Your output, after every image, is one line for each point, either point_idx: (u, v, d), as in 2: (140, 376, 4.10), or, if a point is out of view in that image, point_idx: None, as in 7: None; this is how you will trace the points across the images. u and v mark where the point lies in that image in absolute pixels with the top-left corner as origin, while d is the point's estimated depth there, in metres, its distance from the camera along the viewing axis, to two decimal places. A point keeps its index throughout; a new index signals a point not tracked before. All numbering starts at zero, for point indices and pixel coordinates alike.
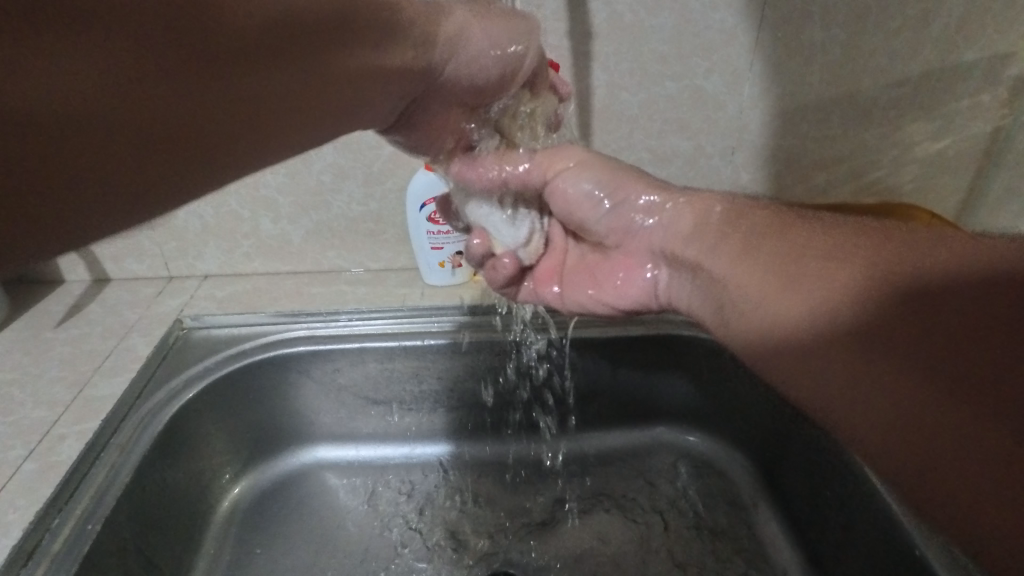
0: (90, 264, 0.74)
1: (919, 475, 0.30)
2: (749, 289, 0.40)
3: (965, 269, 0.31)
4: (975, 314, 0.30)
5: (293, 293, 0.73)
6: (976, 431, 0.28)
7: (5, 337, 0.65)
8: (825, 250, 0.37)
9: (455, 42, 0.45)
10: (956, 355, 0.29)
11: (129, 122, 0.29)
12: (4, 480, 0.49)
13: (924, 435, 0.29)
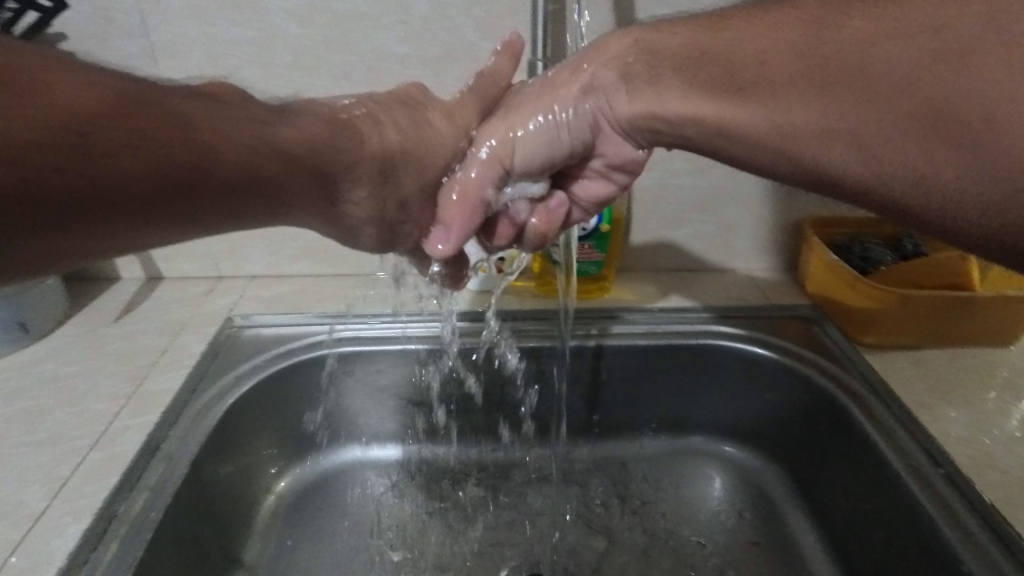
0: (144, 263, 0.77)
1: (931, 208, 0.34)
2: (713, 111, 0.41)
3: (894, 41, 0.33)
4: (924, 72, 0.32)
5: (338, 295, 0.75)
6: (967, 158, 0.32)
7: (65, 331, 0.68)
8: (760, 52, 0.38)
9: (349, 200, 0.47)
10: (922, 110, 0.32)
11: (105, 232, 0.33)
12: (72, 469, 0.52)
13: (927, 175, 0.33)
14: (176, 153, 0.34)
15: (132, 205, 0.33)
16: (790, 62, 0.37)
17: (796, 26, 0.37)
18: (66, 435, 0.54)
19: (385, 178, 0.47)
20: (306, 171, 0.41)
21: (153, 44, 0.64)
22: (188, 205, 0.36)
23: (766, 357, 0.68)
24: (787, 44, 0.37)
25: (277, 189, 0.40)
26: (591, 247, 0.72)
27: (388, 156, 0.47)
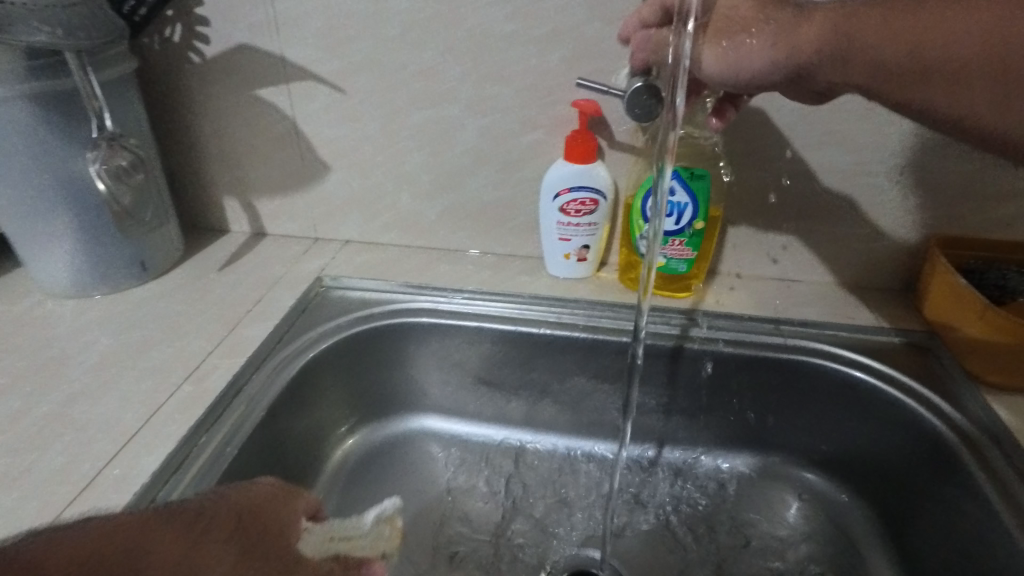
0: (252, 218, 0.82)
1: (993, 141, 0.44)
2: (861, 33, 0.45)
3: (955, 110, 0.44)
4: (1005, 50, 0.41)
5: (422, 267, 0.76)
6: (995, 114, 0.43)
7: (179, 275, 0.74)
8: (875, 28, 0.45)
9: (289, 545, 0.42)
10: (1002, 83, 0.42)
11: None
12: (166, 397, 0.56)
13: (971, 123, 0.44)
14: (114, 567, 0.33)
15: None
16: (938, 35, 0.43)
17: (914, 28, 0.43)
18: (167, 367, 0.59)
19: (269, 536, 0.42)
20: (211, 556, 0.37)
21: (278, 12, 0.67)
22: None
23: (864, 382, 0.62)
24: (927, 12, 0.43)
25: (168, 538, 0.36)
26: (683, 245, 0.67)
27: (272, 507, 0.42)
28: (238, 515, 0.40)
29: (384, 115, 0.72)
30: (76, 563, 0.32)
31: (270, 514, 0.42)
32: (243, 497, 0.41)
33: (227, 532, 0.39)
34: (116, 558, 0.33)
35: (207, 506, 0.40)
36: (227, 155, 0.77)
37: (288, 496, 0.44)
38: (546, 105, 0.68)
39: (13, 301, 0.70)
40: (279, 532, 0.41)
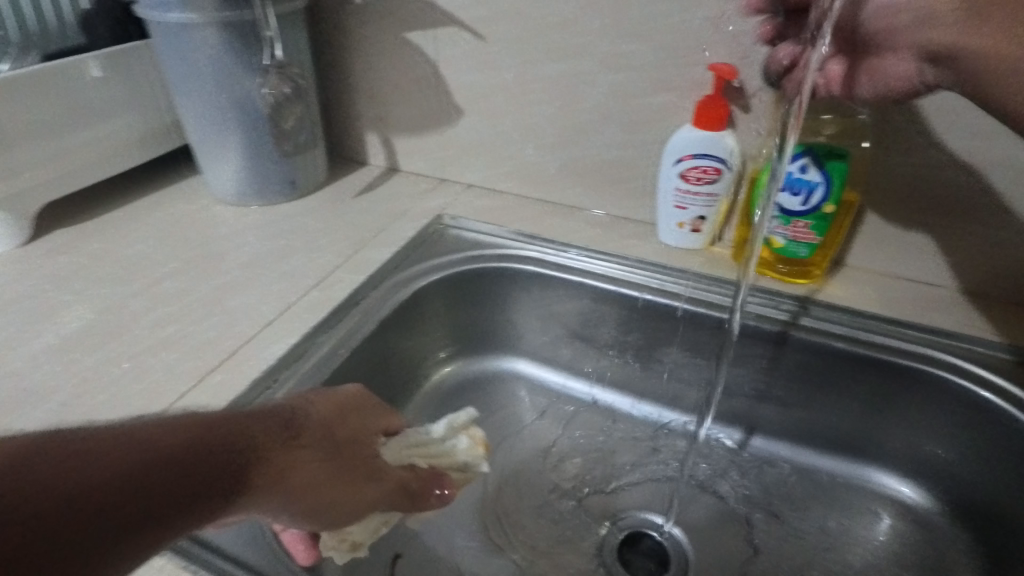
0: (389, 154, 0.88)
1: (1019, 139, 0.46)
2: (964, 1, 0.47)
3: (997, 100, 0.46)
4: None
5: (535, 218, 0.79)
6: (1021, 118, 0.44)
7: (322, 197, 0.83)
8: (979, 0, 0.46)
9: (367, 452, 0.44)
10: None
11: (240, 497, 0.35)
12: (297, 298, 0.64)
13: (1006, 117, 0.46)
14: (215, 449, 0.34)
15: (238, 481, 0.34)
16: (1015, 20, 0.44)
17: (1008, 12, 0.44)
18: (301, 273, 0.67)
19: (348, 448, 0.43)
20: (308, 448, 0.39)
21: None
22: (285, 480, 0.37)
23: (991, 404, 0.56)
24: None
25: (267, 435, 0.37)
26: (807, 228, 0.64)
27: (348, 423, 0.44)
28: (327, 421, 0.42)
29: (520, 65, 0.74)
30: (188, 439, 0.33)
31: (355, 421, 0.44)
32: (331, 402, 0.43)
33: (323, 433, 0.40)
34: (224, 441, 0.35)
35: (290, 413, 0.40)
36: (374, 92, 0.84)
37: (371, 404, 0.46)
38: (683, 67, 0.66)
39: (189, 202, 0.82)
40: (364, 439, 0.43)
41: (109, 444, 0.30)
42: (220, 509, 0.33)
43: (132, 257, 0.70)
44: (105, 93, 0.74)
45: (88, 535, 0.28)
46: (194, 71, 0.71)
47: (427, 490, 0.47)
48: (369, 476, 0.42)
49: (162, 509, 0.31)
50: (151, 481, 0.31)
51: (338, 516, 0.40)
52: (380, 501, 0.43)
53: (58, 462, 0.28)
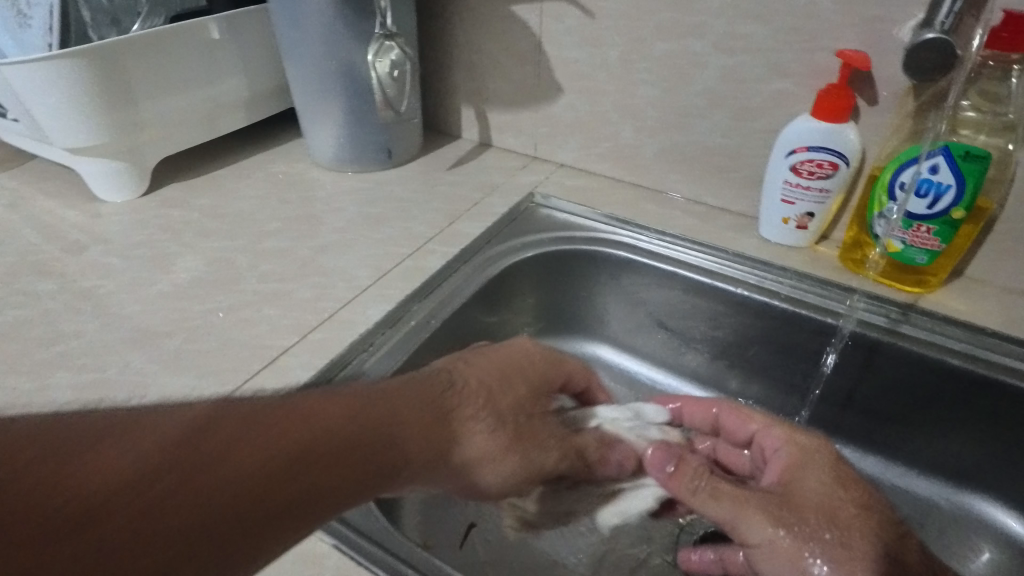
0: (481, 128, 0.88)
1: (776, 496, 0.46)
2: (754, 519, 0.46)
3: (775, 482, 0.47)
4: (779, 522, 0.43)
5: (628, 203, 0.77)
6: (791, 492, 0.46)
7: (415, 168, 0.84)
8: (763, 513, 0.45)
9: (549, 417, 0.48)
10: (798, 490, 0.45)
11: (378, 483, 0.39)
12: (391, 265, 0.65)
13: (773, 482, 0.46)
14: (378, 422, 0.39)
15: (374, 469, 0.38)
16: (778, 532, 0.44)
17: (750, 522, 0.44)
18: (395, 241, 0.69)
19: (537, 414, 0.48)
20: (468, 416, 0.43)
21: None
22: (421, 464, 0.40)
23: None
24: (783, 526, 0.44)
25: (412, 420, 0.40)
26: (930, 234, 0.59)
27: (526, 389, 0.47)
28: (486, 391, 0.45)
29: (626, 44, 0.71)
30: (356, 413, 0.39)
31: (517, 387, 0.47)
32: (490, 365, 0.47)
33: (484, 400, 0.44)
34: (366, 438, 0.38)
35: (454, 381, 0.44)
36: (473, 66, 0.83)
37: (529, 364, 0.49)
38: (804, 52, 0.63)
39: (289, 164, 0.84)
40: (523, 401, 0.47)
41: (257, 435, 0.34)
42: (384, 476, 0.39)
43: (237, 214, 0.73)
44: (218, 53, 0.76)
45: (239, 529, 0.32)
46: (307, 37, 0.73)
47: (604, 458, 0.53)
48: (530, 439, 0.46)
49: (304, 500, 0.35)
50: (327, 454, 0.36)
51: (499, 481, 0.44)
52: (544, 465, 0.46)
53: (210, 450, 0.33)
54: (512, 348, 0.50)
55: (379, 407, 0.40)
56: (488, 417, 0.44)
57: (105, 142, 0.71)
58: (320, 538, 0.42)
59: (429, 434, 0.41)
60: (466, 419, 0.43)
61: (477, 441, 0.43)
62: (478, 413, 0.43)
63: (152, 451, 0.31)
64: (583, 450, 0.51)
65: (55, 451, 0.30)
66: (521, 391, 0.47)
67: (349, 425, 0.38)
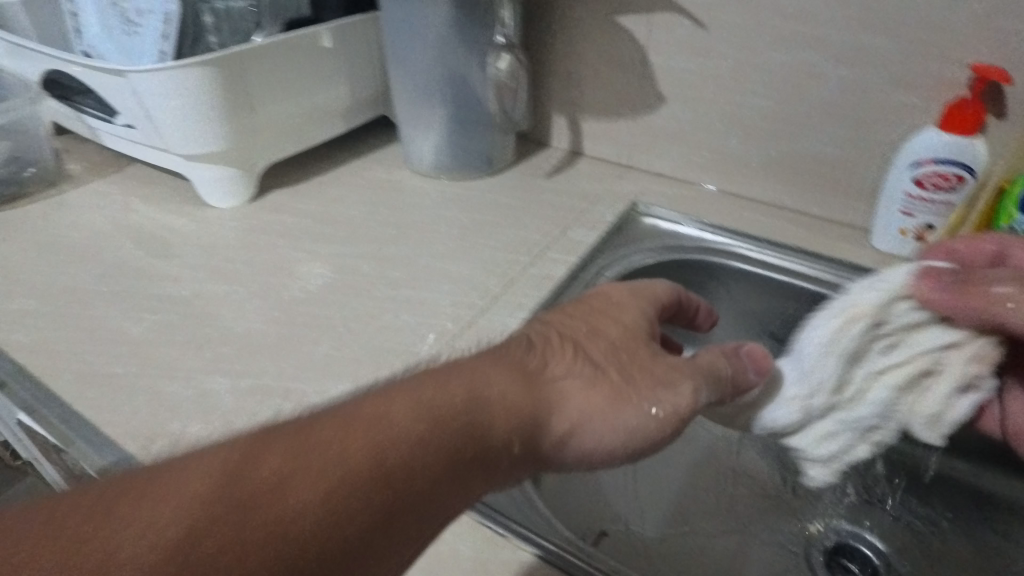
0: (573, 136, 0.89)
1: None
2: None
3: None
4: None
5: (732, 213, 0.78)
6: None
7: (513, 175, 0.85)
8: None
9: (655, 344, 0.45)
10: None
11: (429, 505, 0.34)
12: (516, 272, 0.66)
13: None
14: (464, 391, 0.37)
15: (418, 488, 0.33)
16: None
17: None
18: (513, 249, 0.69)
19: (642, 340, 0.45)
20: (559, 372, 0.41)
21: None
22: (472, 471, 0.36)
23: None
24: None
25: (450, 426, 0.35)
26: None
27: (613, 325, 0.45)
28: (556, 344, 0.43)
29: (738, 56, 0.72)
30: (381, 427, 0.34)
31: (597, 325, 0.45)
32: (575, 317, 0.46)
33: (572, 352, 0.42)
34: (399, 455, 0.33)
35: (522, 343, 0.43)
36: (571, 75, 0.84)
37: (617, 302, 0.47)
38: (931, 65, 0.63)
39: (388, 171, 0.85)
40: (620, 343, 0.44)
41: (268, 480, 0.31)
42: (492, 453, 0.37)
43: (350, 220, 0.74)
44: (327, 61, 0.77)
45: None
46: (421, 46, 0.75)
47: (740, 373, 0.47)
48: (643, 376, 0.42)
49: (336, 546, 0.30)
50: (423, 423, 0.35)
51: (628, 429, 0.40)
52: (677, 400, 0.42)
53: (214, 514, 0.29)
54: (592, 293, 0.48)
55: (408, 411, 0.35)
56: (563, 375, 0.41)
57: (225, 148, 0.72)
58: (503, 537, 0.44)
59: (476, 434, 0.36)
60: (535, 384, 0.40)
61: (555, 405, 0.40)
62: (542, 380, 0.41)
63: (149, 532, 0.28)
64: (716, 372, 0.45)
65: (46, 549, 0.27)
66: (606, 324, 0.45)
67: (376, 442, 0.33)
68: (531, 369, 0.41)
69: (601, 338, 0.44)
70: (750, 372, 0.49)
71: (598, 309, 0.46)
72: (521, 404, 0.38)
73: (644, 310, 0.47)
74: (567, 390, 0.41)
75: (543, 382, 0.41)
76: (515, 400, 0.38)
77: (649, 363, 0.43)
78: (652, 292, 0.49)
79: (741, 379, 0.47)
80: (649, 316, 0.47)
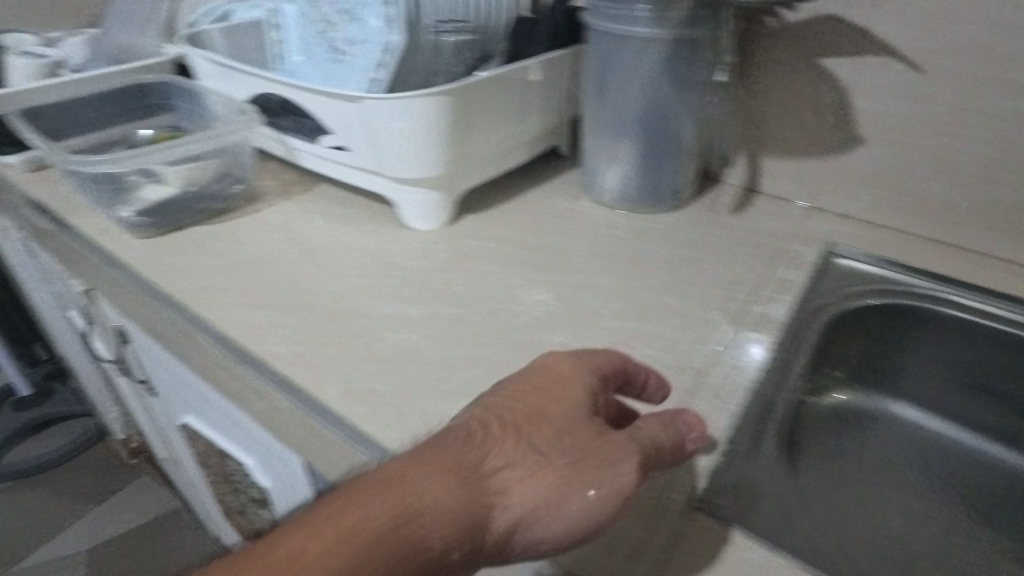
0: (752, 175, 0.89)
1: None
2: None
3: None
4: None
5: (935, 259, 0.76)
6: None
7: (696, 211, 0.85)
8: None
9: (609, 433, 0.42)
10: None
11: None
12: (737, 310, 0.65)
13: None
14: (397, 504, 0.37)
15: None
16: None
17: None
18: (726, 285, 0.69)
19: (598, 430, 0.42)
20: (498, 459, 0.41)
21: None
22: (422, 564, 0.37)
23: None
24: None
25: (394, 521, 0.37)
26: None
27: (548, 409, 0.43)
28: (519, 428, 0.42)
29: (954, 102, 0.71)
30: (346, 537, 0.36)
31: (549, 405, 0.43)
32: (523, 399, 0.44)
33: (505, 438, 0.41)
34: (359, 548, 0.35)
35: (452, 430, 0.42)
36: (758, 114, 0.85)
37: (558, 376, 0.45)
38: None
39: (569, 201, 0.87)
40: (562, 427, 0.42)
41: None
42: (433, 562, 0.37)
43: (550, 249, 0.76)
44: (531, 92, 0.79)
45: None
46: (624, 81, 0.76)
47: (678, 444, 0.44)
48: (586, 463, 0.40)
49: None
50: (356, 550, 0.35)
51: (578, 514, 0.39)
52: (618, 483, 0.40)
53: None
54: (534, 367, 0.47)
55: (367, 510, 0.37)
56: (517, 463, 0.40)
57: (439, 175, 0.74)
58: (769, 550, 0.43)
59: (438, 520, 0.37)
60: (484, 479, 0.40)
61: (500, 505, 0.39)
62: (503, 477, 0.40)
63: None
64: (659, 445, 0.43)
65: None
66: (536, 393, 0.45)
67: (342, 539, 0.36)
68: (487, 454, 0.41)
69: (540, 408, 0.43)
70: (684, 438, 0.45)
71: (501, 401, 0.44)
72: (468, 478, 0.39)
73: (578, 391, 0.44)
74: (530, 492, 0.39)
75: (506, 457, 0.41)
76: (475, 495, 0.39)
77: (587, 446, 0.41)
78: (608, 359, 0.48)
79: (688, 443, 0.44)
80: (583, 388, 0.45)
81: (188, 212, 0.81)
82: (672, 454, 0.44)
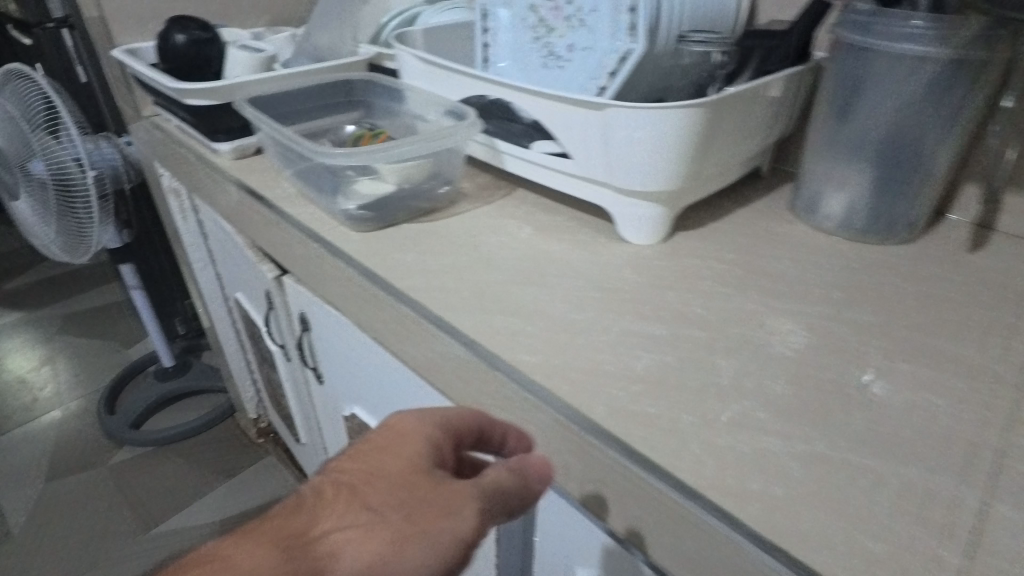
0: (990, 213, 0.81)
1: None
2: None
3: None
4: None
5: None
6: None
7: (930, 247, 0.78)
8: None
9: (439, 465, 0.47)
10: None
11: None
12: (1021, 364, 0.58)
13: None
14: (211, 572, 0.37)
15: None
16: None
17: None
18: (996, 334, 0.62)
19: (438, 464, 0.47)
20: (326, 529, 0.41)
21: None
22: None
23: None
24: None
25: (221, 564, 0.38)
26: None
27: (387, 450, 0.47)
28: (360, 479, 0.44)
29: None
30: None
31: (400, 453, 0.46)
32: (360, 467, 0.46)
33: (343, 501, 0.42)
34: None
35: (297, 497, 0.44)
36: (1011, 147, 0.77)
37: (403, 434, 0.47)
38: None
39: (783, 225, 0.82)
40: (403, 481, 0.44)
41: None
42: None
43: (784, 276, 0.71)
44: (766, 109, 0.76)
45: None
46: (872, 101, 0.72)
47: None
48: (429, 517, 0.43)
49: None
50: None
51: (415, 569, 0.41)
52: (461, 525, 0.43)
53: None
54: (380, 428, 0.49)
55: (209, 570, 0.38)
56: (339, 522, 0.41)
57: (674, 187, 0.72)
58: None
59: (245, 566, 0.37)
60: (315, 526, 0.41)
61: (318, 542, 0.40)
62: (341, 517, 0.42)
63: None
64: (503, 488, 0.47)
65: None
66: (391, 446, 0.47)
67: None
68: (329, 496, 0.43)
69: (391, 469, 0.45)
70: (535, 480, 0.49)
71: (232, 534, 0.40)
72: (296, 541, 0.40)
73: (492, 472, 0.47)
74: (347, 511, 0.42)
75: (334, 501, 0.43)
76: (304, 534, 0.40)
77: (426, 469, 0.46)
78: (496, 466, 0.48)
79: (494, 499, 0.46)
80: (429, 455, 0.47)
81: (400, 210, 0.82)
82: (502, 504, 0.47)
